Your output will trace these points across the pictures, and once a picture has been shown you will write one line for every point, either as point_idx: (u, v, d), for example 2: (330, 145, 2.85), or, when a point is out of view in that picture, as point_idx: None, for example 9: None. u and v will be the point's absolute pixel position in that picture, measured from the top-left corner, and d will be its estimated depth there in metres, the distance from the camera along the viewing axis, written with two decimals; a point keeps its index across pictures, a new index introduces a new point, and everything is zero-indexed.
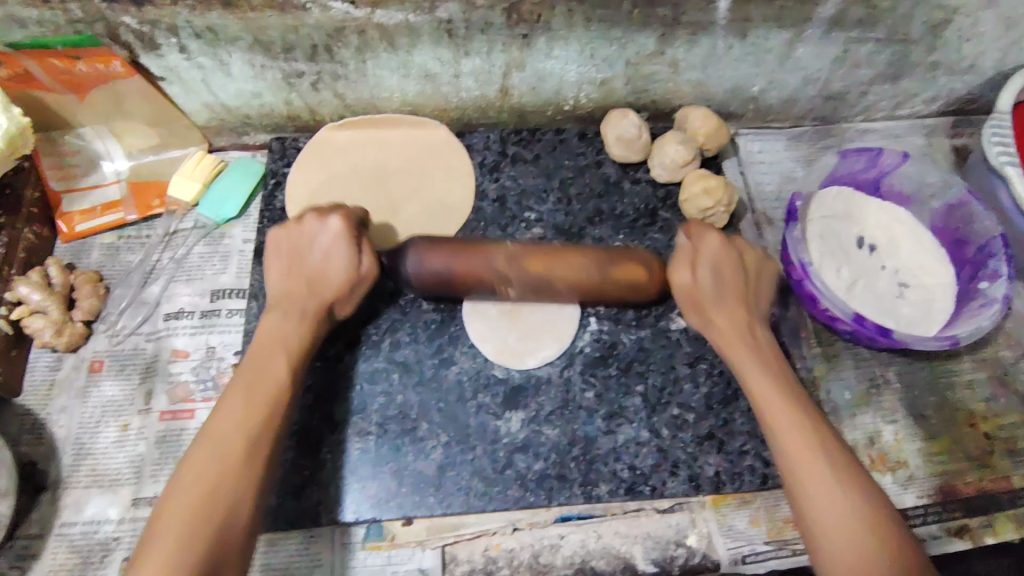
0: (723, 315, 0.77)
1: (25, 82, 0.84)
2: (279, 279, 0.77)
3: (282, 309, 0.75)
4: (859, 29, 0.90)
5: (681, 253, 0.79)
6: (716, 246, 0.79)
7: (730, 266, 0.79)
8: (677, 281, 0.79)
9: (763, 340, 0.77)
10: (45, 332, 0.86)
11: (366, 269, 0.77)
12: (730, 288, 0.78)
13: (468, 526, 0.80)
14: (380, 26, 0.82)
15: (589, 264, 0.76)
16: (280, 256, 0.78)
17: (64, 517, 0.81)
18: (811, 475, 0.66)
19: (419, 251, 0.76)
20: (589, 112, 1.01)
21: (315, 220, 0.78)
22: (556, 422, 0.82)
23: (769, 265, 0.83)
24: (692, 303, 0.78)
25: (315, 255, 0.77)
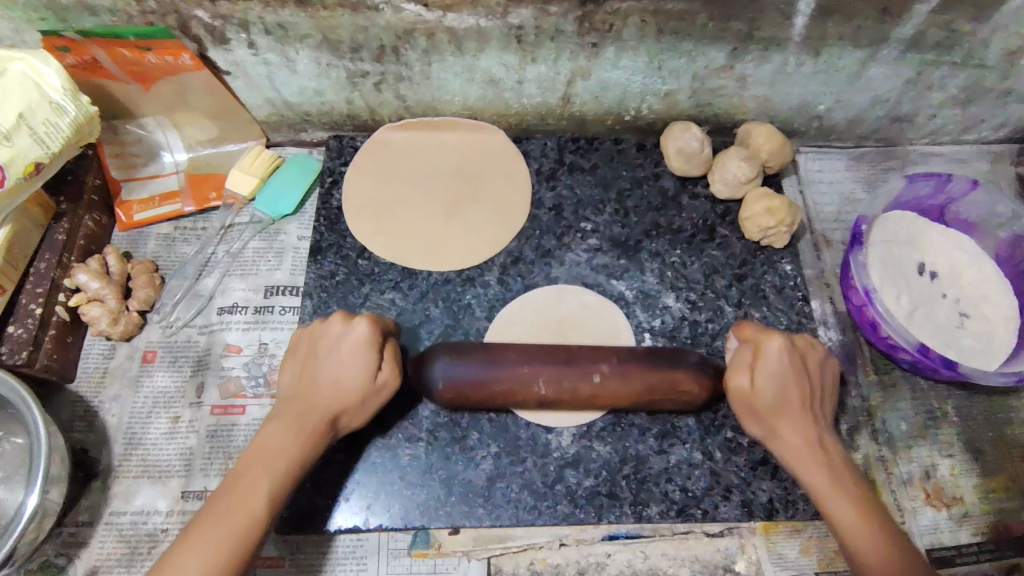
0: (790, 428, 0.73)
1: (94, 71, 0.84)
2: (292, 384, 0.74)
3: (282, 419, 0.71)
4: (936, 52, 0.88)
5: (740, 359, 0.74)
6: (776, 353, 0.73)
7: (795, 377, 0.73)
8: (733, 386, 0.74)
9: (820, 423, 0.74)
10: (102, 320, 0.86)
11: (383, 378, 0.73)
12: (794, 392, 0.73)
13: (515, 538, 0.79)
14: (450, 29, 0.81)
15: (632, 352, 0.75)
16: (301, 359, 0.75)
17: (114, 506, 0.81)
18: (837, 510, 0.69)
19: (448, 358, 0.73)
20: (650, 123, 1.00)
21: (340, 324, 0.74)
22: (608, 439, 0.81)
23: (829, 374, 0.78)
24: (749, 408, 0.74)
25: (333, 366, 0.72)
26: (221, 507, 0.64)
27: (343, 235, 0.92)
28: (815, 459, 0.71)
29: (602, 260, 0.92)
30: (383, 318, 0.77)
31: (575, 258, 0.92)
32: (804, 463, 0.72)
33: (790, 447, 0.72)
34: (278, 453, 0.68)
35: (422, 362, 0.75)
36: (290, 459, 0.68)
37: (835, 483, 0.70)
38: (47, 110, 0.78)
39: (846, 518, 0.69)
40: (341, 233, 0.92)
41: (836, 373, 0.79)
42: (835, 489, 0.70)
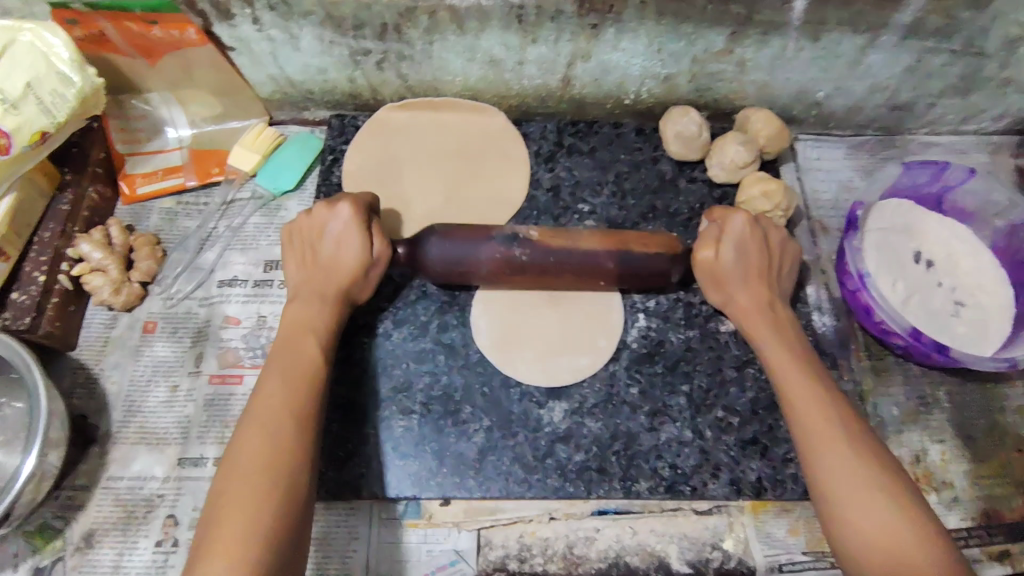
0: (745, 293, 0.79)
1: (101, 44, 0.86)
2: (297, 272, 0.79)
3: (304, 297, 0.77)
4: (934, 39, 0.88)
5: (707, 233, 0.81)
6: (740, 225, 0.80)
7: (755, 246, 0.80)
8: (700, 258, 0.81)
9: (778, 294, 0.81)
10: (104, 289, 0.88)
11: (378, 254, 0.79)
12: (755, 267, 0.80)
13: (505, 510, 0.80)
14: (451, 8, 0.82)
15: (600, 246, 0.78)
16: (296, 247, 0.81)
17: (111, 471, 0.83)
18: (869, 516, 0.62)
19: (442, 235, 0.79)
20: (649, 107, 1.00)
21: (325, 209, 0.79)
22: (599, 415, 0.81)
23: (790, 256, 0.84)
24: (710, 275, 0.81)
25: (330, 239, 0.78)
26: (259, 424, 0.66)
27: None
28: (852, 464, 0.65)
29: None
30: (364, 194, 0.82)
31: None
32: (819, 439, 0.67)
33: (829, 459, 0.66)
34: (262, 441, 0.64)
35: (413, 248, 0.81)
36: (313, 360, 0.72)
37: (849, 457, 0.65)
38: (54, 80, 0.79)
39: (879, 523, 0.61)
40: None
41: (797, 259, 0.85)
42: (864, 488, 0.63)
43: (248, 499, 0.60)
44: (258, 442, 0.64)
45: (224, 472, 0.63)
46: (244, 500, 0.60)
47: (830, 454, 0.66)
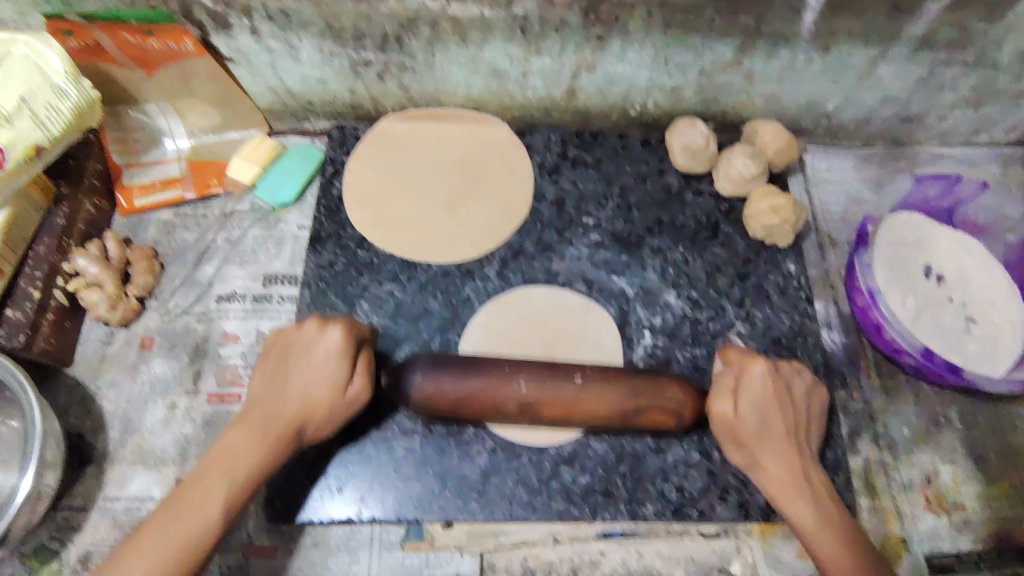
0: (774, 460, 0.72)
1: (96, 55, 0.84)
2: (260, 388, 0.72)
3: (248, 426, 0.69)
4: (947, 51, 0.86)
5: (724, 383, 0.74)
6: (762, 372, 0.74)
7: (777, 402, 0.73)
8: (714, 410, 0.73)
9: (807, 456, 0.74)
10: (101, 305, 0.86)
11: (354, 391, 0.72)
12: (776, 411, 0.73)
13: (509, 533, 0.79)
14: (454, 19, 0.81)
15: (624, 395, 0.71)
16: (272, 363, 0.73)
17: (108, 491, 0.81)
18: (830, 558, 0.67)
19: (428, 369, 0.72)
20: (656, 118, 0.99)
21: (315, 326, 0.73)
22: (604, 436, 0.80)
23: (815, 406, 0.78)
24: (730, 435, 0.73)
25: (301, 378, 0.71)
26: (215, 465, 0.67)
27: (343, 225, 0.92)
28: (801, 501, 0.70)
29: (603, 256, 0.91)
30: (358, 323, 0.76)
31: (576, 253, 0.91)
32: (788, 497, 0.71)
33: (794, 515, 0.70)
34: (230, 467, 0.66)
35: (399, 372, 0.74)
36: (251, 467, 0.67)
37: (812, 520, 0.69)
38: (48, 93, 0.77)
39: None
40: (341, 223, 0.92)
41: (824, 404, 0.79)
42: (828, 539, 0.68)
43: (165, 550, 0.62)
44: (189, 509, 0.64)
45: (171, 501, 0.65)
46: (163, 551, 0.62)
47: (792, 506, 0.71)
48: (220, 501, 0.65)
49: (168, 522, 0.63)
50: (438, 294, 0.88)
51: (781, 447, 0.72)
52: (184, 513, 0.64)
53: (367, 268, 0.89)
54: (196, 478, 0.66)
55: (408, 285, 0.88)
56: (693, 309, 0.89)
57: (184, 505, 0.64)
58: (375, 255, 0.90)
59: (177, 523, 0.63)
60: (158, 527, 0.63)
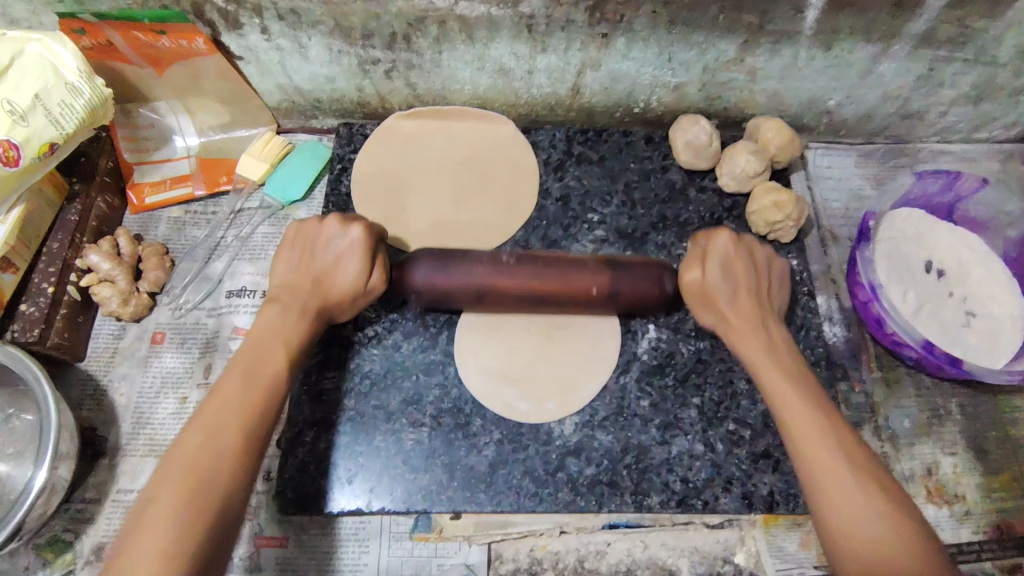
0: (732, 309, 0.76)
1: (109, 54, 0.85)
2: (285, 275, 0.78)
3: (283, 305, 0.75)
4: (947, 48, 0.88)
5: (692, 252, 0.79)
6: (727, 241, 0.78)
7: (743, 281, 0.77)
8: (685, 280, 0.77)
9: (772, 326, 0.77)
10: (113, 300, 0.87)
11: (372, 285, 0.77)
12: (741, 285, 0.77)
13: (516, 524, 0.80)
14: (461, 18, 0.82)
15: (618, 275, 0.76)
16: (296, 252, 0.78)
17: (121, 483, 0.83)
18: (842, 496, 0.61)
19: (431, 263, 0.76)
20: (659, 116, 1.00)
21: (337, 225, 0.78)
22: (610, 428, 0.81)
23: (778, 274, 0.82)
24: (698, 293, 0.77)
25: (331, 253, 0.77)
26: (233, 383, 0.66)
27: None
28: (825, 437, 0.65)
29: (608, 251, 0.92)
30: (374, 224, 0.81)
31: (581, 248, 0.92)
32: (802, 428, 0.67)
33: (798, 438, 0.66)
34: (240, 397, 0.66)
35: (400, 266, 0.77)
36: (290, 335, 0.73)
37: (818, 429, 0.66)
38: (62, 92, 0.78)
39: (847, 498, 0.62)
40: None
41: (791, 288, 0.83)
42: (843, 465, 0.63)
43: (201, 459, 0.60)
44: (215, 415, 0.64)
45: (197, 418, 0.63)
46: (202, 451, 0.61)
47: (802, 427, 0.67)
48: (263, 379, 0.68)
49: (224, 407, 0.64)
50: None
51: (768, 350, 0.74)
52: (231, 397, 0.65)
53: None
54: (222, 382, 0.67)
55: None
56: None
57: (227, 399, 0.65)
58: None
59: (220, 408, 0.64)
60: (188, 447, 0.61)
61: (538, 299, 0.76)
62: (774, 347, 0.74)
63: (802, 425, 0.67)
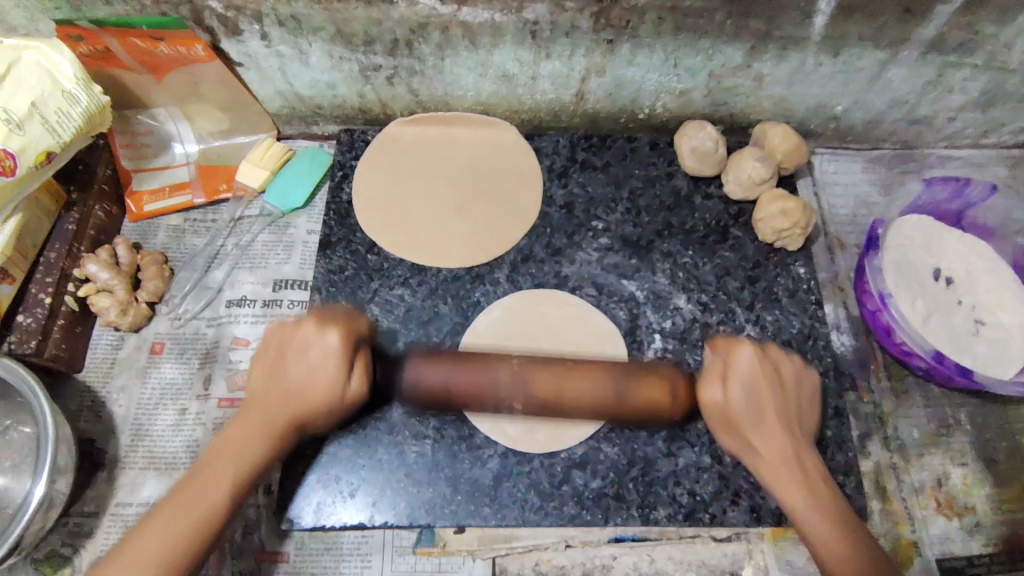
0: (763, 440, 0.69)
1: (106, 60, 0.84)
2: (260, 383, 0.69)
3: (249, 415, 0.68)
4: (957, 54, 0.86)
5: (712, 368, 0.72)
6: (748, 358, 0.71)
7: (768, 383, 0.71)
8: (706, 398, 0.72)
9: (799, 439, 0.71)
10: (111, 310, 0.86)
11: (351, 391, 0.69)
12: (768, 404, 0.70)
13: (521, 538, 0.79)
14: (464, 24, 0.81)
15: (608, 380, 0.71)
16: (270, 359, 0.70)
17: (120, 497, 0.81)
18: (803, 511, 0.67)
19: (417, 364, 0.73)
20: (664, 122, 0.99)
21: (314, 328, 0.69)
22: (616, 440, 0.80)
23: (807, 389, 0.76)
24: (722, 418, 0.71)
25: (301, 368, 0.68)
26: (210, 462, 0.64)
27: (353, 230, 0.92)
28: (796, 482, 0.68)
29: (613, 259, 0.91)
30: (355, 316, 0.72)
31: (585, 257, 0.91)
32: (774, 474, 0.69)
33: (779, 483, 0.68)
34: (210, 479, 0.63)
35: (389, 370, 0.75)
36: (256, 449, 0.66)
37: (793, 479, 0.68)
38: (59, 100, 0.77)
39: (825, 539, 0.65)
40: (351, 228, 0.92)
41: (817, 386, 0.77)
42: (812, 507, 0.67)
43: (166, 544, 0.60)
44: (177, 512, 0.61)
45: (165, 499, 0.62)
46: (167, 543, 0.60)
47: (774, 472, 0.69)
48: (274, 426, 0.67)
49: (205, 485, 0.63)
50: (449, 299, 0.88)
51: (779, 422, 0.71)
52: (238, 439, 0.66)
53: (377, 272, 0.89)
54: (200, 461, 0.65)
55: (419, 289, 0.88)
56: (703, 312, 0.89)
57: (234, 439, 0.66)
58: (386, 259, 0.90)
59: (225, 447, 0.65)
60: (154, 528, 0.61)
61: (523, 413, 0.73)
62: (797, 458, 0.69)
63: (773, 470, 0.69)
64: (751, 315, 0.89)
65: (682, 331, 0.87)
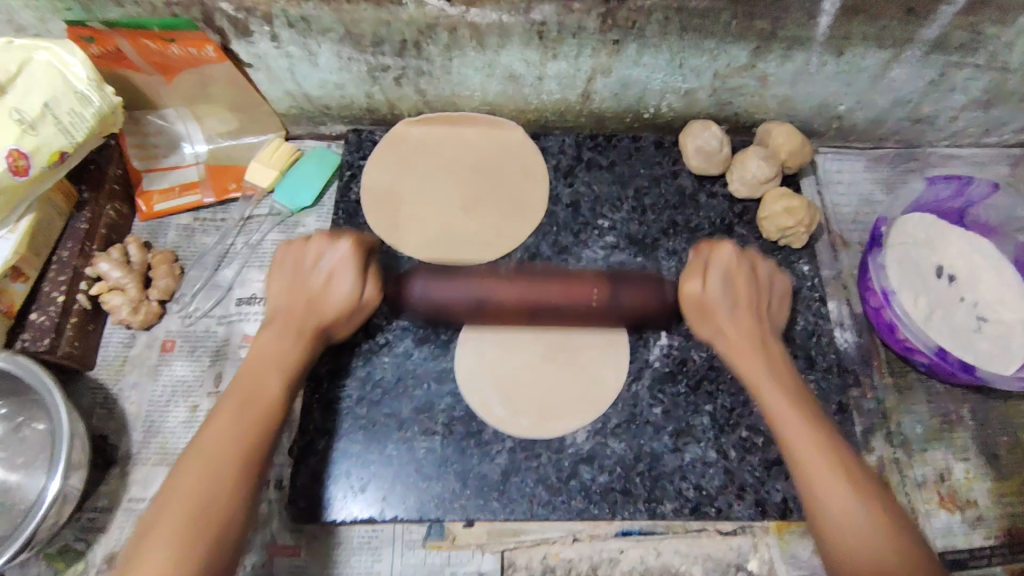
0: (733, 324, 0.75)
1: (116, 61, 0.85)
2: (279, 295, 0.75)
3: (277, 327, 0.73)
4: (958, 54, 0.87)
5: (693, 264, 0.78)
6: (729, 254, 0.77)
7: (740, 276, 0.77)
8: (688, 289, 0.77)
9: (783, 362, 0.74)
10: (123, 308, 0.87)
11: (366, 299, 0.77)
12: (743, 298, 0.76)
13: (529, 532, 0.80)
14: (472, 25, 0.82)
15: (593, 283, 0.79)
16: (286, 274, 0.76)
17: (133, 492, 0.83)
18: (826, 485, 0.63)
19: (427, 280, 0.80)
20: (669, 121, 1.00)
21: (325, 243, 0.77)
22: (622, 435, 0.81)
23: (780, 287, 0.80)
24: (700, 310, 0.76)
25: (320, 275, 0.76)
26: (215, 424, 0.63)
27: (362, 228, 0.93)
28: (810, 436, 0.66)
29: (618, 257, 0.92)
30: (364, 236, 0.81)
31: (591, 255, 0.92)
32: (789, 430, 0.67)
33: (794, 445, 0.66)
34: (220, 445, 0.62)
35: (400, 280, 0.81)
36: (268, 398, 0.67)
37: (810, 437, 0.65)
38: (72, 100, 0.78)
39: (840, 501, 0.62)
40: (359, 226, 0.93)
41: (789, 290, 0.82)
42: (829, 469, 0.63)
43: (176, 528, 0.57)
44: (198, 456, 0.61)
45: (168, 488, 0.60)
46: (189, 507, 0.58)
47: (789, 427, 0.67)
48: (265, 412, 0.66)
49: (220, 423, 0.63)
50: None
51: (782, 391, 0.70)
52: (231, 429, 0.63)
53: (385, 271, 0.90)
54: (196, 449, 0.62)
55: None
56: None
57: (227, 415, 0.64)
58: (394, 258, 0.91)
59: (218, 440, 0.62)
60: (162, 514, 0.58)
61: (528, 318, 0.78)
62: (806, 415, 0.68)
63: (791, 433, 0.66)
64: None
65: None
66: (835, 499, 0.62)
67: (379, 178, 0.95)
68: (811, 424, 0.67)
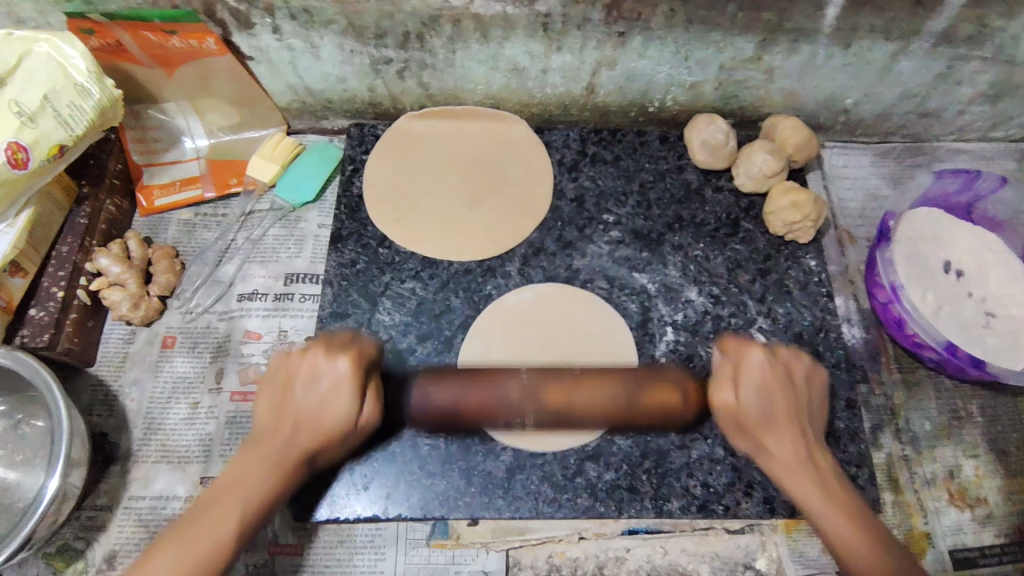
0: (782, 447, 0.68)
1: (117, 54, 0.84)
2: (267, 417, 0.68)
3: (258, 447, 0.67)
4: (967, 46, 0.87)
5: (722, 372, 0.71)
6: (759, 363, 0.70)
7: (780, 388, 0.69)
8: (719, 403, 0.71)
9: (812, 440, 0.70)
10: (123, 304, 0.86)
11: (365, 417, 0.69)
12: (781, 395, 0.69)
13: (534, 530, 0.79)
14: (476, 16, 0.81)
15: (613, 390, 0.71)
16: (278, 389, 0.69)
17: (133, 490, 0.81)
18: (826, 516, 0.66)
19: (429, 383, 0.73)
20: (674, 115, 0.99)
21: (321, 357, 0.68)
22: (629, 432, 0.80)
23: (817, 392, 0.74)
24: (735, 423, 0.70)
25: (314, 395, 0.67)
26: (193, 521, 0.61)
27: (364, 223, 0.92)
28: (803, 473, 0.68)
29: (624, 252, 0.91)
30: (363, 341, 0.71)
31: (596, 250, 0.91)
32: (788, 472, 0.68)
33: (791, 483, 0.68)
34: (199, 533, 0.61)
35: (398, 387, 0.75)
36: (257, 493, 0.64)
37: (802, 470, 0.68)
38: (72, 93, 0.77)
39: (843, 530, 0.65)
40: (361, 222, 0.92)
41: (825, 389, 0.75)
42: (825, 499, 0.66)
43: None
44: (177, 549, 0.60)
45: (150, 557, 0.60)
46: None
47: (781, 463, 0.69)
48: (285, 463, 0.65)
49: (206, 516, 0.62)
50: (462, 292, 0.88)
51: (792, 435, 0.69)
52: (248, 472, 0.64)
53: (388, 266, 0.89)
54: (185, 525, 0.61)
55: (431, 282, 0.88)
56: (715, 305, 0.89)
57: (210, 513, 0.62)
58: (397, 253, 0.90)
59: (200, 527, 0.61)
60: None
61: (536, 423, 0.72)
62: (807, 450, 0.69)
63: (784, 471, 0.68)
64: (762, 307, 0.89)
65: (694, 324, 0.87)
66: (835, 529, 0.65)
67: (383, 172, 0.94)
68: (812, 468, 0.68)
